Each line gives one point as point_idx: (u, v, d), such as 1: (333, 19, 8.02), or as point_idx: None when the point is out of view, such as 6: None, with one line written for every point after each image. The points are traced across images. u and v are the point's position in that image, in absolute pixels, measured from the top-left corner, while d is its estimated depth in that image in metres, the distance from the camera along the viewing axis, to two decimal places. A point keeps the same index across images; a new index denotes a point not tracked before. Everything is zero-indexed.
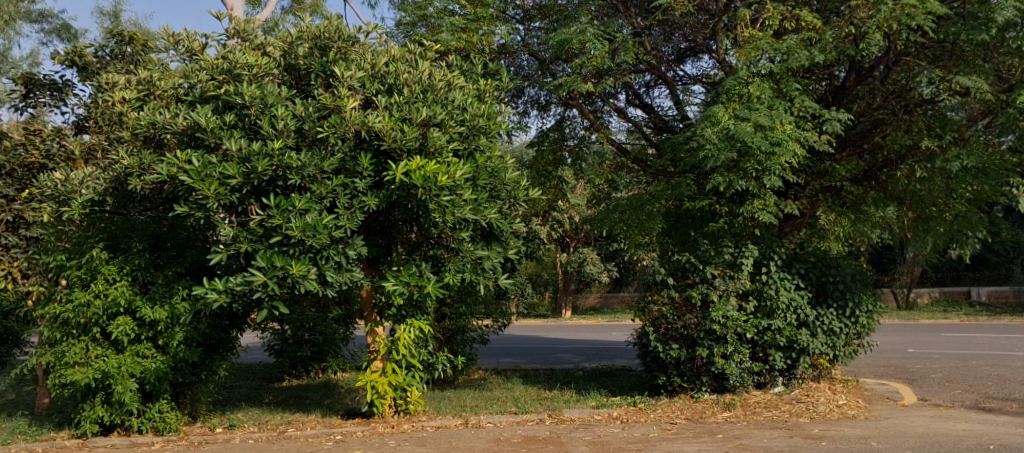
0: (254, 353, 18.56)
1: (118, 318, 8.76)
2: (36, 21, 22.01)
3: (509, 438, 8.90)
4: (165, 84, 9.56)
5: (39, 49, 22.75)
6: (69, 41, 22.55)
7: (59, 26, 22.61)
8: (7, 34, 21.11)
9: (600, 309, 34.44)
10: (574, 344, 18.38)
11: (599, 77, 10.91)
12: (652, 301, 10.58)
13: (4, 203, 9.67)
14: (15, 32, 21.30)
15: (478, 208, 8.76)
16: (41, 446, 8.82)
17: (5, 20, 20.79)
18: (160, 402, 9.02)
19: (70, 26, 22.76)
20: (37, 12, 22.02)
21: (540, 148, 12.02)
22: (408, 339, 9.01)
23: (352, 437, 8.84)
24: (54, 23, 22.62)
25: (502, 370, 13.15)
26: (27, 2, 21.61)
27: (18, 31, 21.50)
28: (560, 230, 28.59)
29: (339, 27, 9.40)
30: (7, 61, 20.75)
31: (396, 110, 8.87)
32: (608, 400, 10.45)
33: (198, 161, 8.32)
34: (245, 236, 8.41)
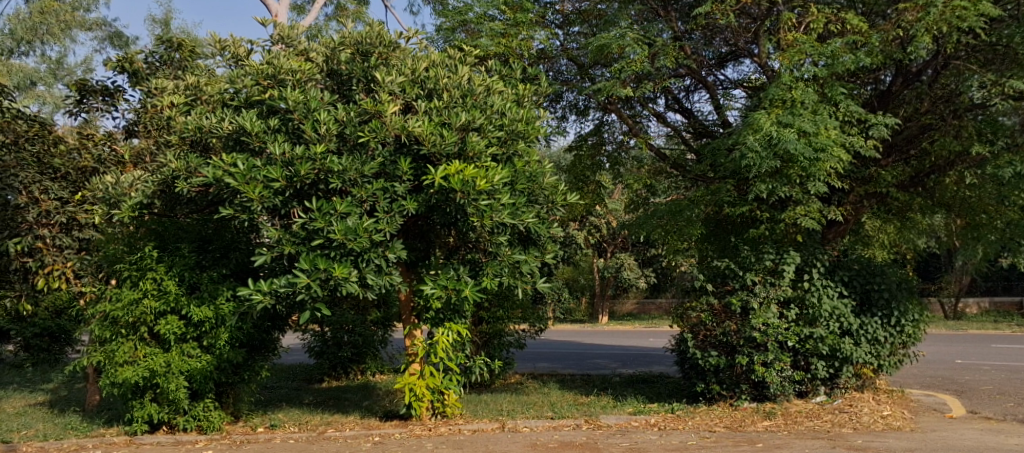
0: (294, 354, 18.80)
1: (165, 318, 8.96)
2: (90, 29, 22.58)
3: (546, 443, 8.92)
4: (211, 90, 9.75)
5: (93, 56, 23.41)
6: (123, 49, 23.18)
7: (112, 34, 23.20)
8: (63, 42, 21.76)
9: (636, 316, 34.31)
10: (611, 350, 18.25)
11: (638, 81, 10.88)
12: (692, 307, 10.46)
13: (58, 205, 9.87)
14: (71, 41, 21.93)
15: (517, 213, 8.80)
16: (91, 442, 9.05)
17: (61, 29, 21.43)
18: (205, 401, 9.20)
19: (122, 33, 23.37)
20: (92, 21, 22.63)
21: (579, 153, 12.05)
22: (446, 343, 9.05)
23: (390, 439, 8.93)
24: (108, 31, 23.26)
25: (539, 375, 13.12)
26: (83, 10, 22.11)
27: (75, 39, 22.13)
28: (597, 235, 28.50)
29: (381, 33, 9.48)
30: (62, 68, 21.39)
31: (435, 115, 8.97)
32: (646, 407, 10.40)
33: (243, 164, 8.50)
34: (288, 239, 8.51)
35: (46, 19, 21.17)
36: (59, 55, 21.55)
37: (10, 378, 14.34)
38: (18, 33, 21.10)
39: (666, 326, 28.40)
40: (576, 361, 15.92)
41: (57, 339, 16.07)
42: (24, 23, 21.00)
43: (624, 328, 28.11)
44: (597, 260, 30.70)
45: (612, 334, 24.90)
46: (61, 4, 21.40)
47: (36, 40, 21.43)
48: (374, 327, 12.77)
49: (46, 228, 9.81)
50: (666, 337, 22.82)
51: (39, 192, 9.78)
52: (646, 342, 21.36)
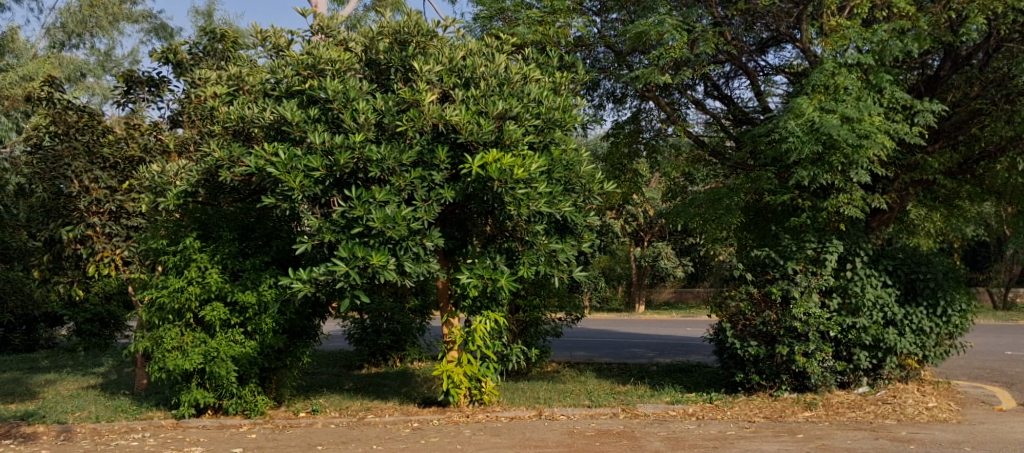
0: (335, 340, 19.05)
1: (210, 304, 9.09)
2: (137, 21, 23.04)
3: (583, 431, 8.95)
4: (253, 80, 9.81)
5: (139, 48, 23.85)
6: (168, 40, 23.57)
7: (157, 26, 23.65)
8: (110, 34, 22.21)
9: (675, 304, 34.13)
10: (648, 339, 18.16)
11: (677, 68, 10.76)
12: (731, 296, 10.34)
13: (108, 194, 9.93)
14: (118, 33, 22.39)
15: (554, 201, 8.82)
16: (140, 424, 9.27)
17: (109, 21, 21.86)
18: (249, 386, 9.35)
19: (167, 25, 23.79)
20: (138, 13, 23.05)
21: (616, 140, 11.84)
22: (484, 331, 9.11)
23: (428, 425, 9.03)
24: (153, 22, 23.68)
25: (575, 363, 13.11)
26: (130, 3, 22.53)
27: (121, 31, 22.56)
28: (635, 223, 28.32)
29: (419, 22, 9.52)
30: (110, 59, 21.86)
31: (472, 104, 8.98)
32: (684, 396, 10.34)
33: (284, 153, 8.60)
34: (328, 227, 8.58)
35: (95, 12, 21.57)
36: (108, 47, 22.01)
37: (63, 362, 14.73)
38: (69, 26, 21.60)
39: (706, 315, 28.20)
40: (613, 350, 15.88)
41: (107, 323, 16.21)
42: (74, 16, 21.47)
43: (662, 317, 27.98)
44: (634, 249, 30.55)
45: (651, 323, 24.76)
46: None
47: (85, 32, 21.89)
48: (413, 314, 12.88)
49: (96, 216, 9.91)
50: (704, 326, 22.67)
51: (89, 181, 9.85)
52: (685, 330, 21.21)
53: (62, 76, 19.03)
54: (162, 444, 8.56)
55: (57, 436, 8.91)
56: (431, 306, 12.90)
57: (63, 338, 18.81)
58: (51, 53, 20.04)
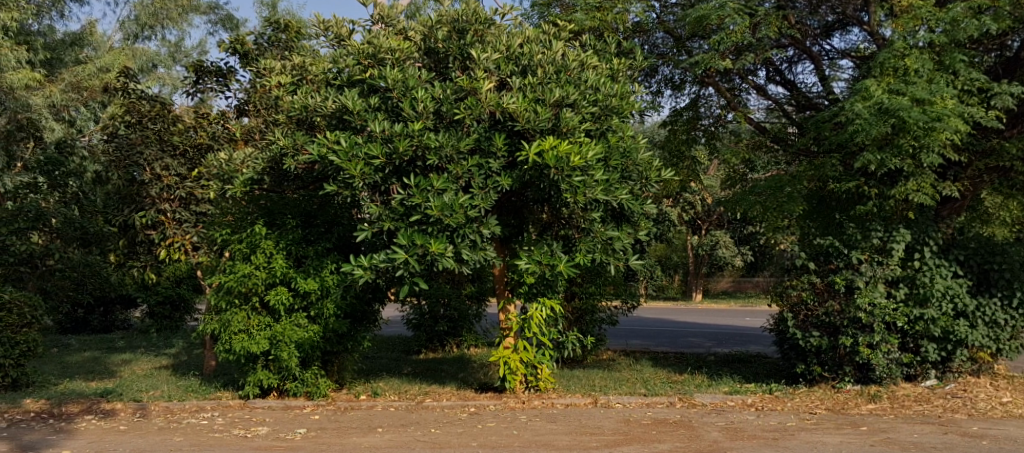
0: (392, 326, 19.33)
1: (275, 288, 9.27)
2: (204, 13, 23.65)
3: (639, 420, 8.92)
4: (316, 70, 9.96)
5: (207, 39, 24.46)
6: (235, 31, 24.13)
7: (223, 17, 24.23)
8: (179, 26, 22.82)
9: (732, 294, 33.71)
10: (706, 329, 17.95)
11: (738, 53, 10.59)
12: (793, 285, 10.12)
13: (177, 181, 10.19)
14: (186, 24, 22.98)
15: (610, 189, 8.78)
16: (209, 404, 9.57)
17: (178, 13, 22.48)
18: (312, 369, 9.56)
19: (233, 16, 24.36)
20: (206, 6, 23.63)
21: (673, 128, 11.74)
22: (540, 318, 9.16)
23: (485, 410, 9.12)
24: (220, 14, 24.25)
25: (631, 351, 13.02)
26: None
27: (189, 23, 23.16)
28: (692, 212, 27.97)
29: (477, 10, 9.49)
30: (180, 51, 22.46)
31: (530, 91, 8.99)
32: (743, 386, 10.21)
33: (345, 142, 8.74)
34: (388, 215, 8.70)
35: (165, 5, 22.16)
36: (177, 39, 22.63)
37: (138, 343, 15.32)
38: (141, 18, 22.27)
39: (765, 305, 27.83)
40: (669, 339, 15.73)
41: (178, 306, 16.96)
42: (147, 8, 22.10)
43: (720, 306, 27.66)
44: (691, 237, 30.20)
45: (707, 312, 24.56)
46: None
47: (156, 24, 22.52)
48: (469, 301, 12.98)
49: (167, 203, 10.23)
50: (763, 316, 22.31)
51: (160, 168, 10.13)
52: (741, 320, 20.99)
53: (135, 68, 19.55)
54: (230, 424, 8.85)
55: (133, 413, 9.28)
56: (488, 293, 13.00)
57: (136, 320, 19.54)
58: (125, 45, 20.66)
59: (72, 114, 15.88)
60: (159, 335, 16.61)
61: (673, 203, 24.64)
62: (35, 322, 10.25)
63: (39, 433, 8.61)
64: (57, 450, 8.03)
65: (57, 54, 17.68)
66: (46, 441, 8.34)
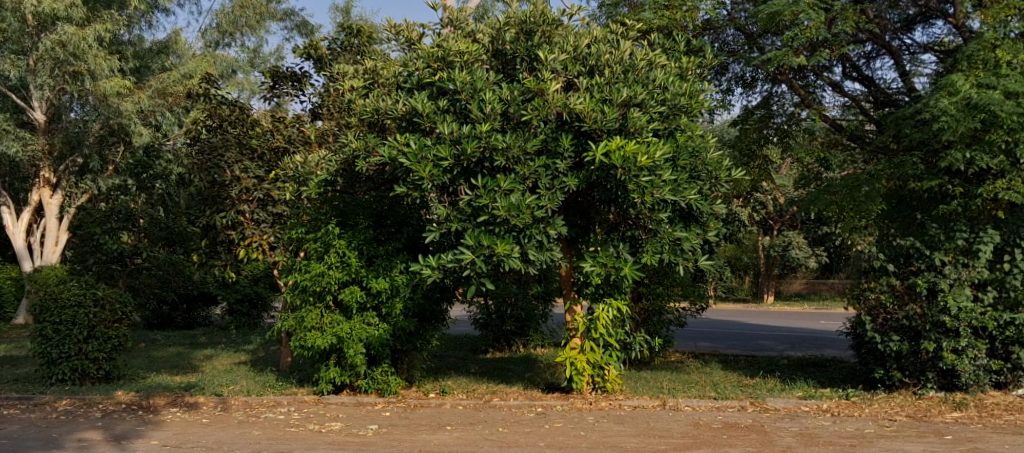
0: (460, 325, 19.59)
1: (348, 288, 9.52)
2: (281, 20, 24.42)
3: (710, 423, 8.78)
4: (387, 73, 10.15)
5: (284, 45, 25.21)
6: (310, 37, 24.83)
7: (298, 23, 24.99)
8: (257, 33, 23.52)
9: (806, 296, 32.98)
10: (779, 332, 17.58)
11: (812, 49, 10.41)
12: (870, 288, 9.83)
13: (256, 183, 10.55)
14: (264, 32, 23.74)
15: (679, 189, 8.70)
16: (285, 399, 9.88)
17: (256, 20, 23.23)
18: (383, 367, 9.76)
19: (307, 22, 25.08)
20: (282, 13, 24.40)
21: (743, 126, 11.47)
22: (607, 319, 9.14)
23: (552, 410, 9.15)
24: (295, 20, 25.00)
25: (701, 354, 12.83)
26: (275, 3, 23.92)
27: (267, 30, 23.85)
28: (763, 212, 27.48)
29: (545, 12, 9.55)
30: (258, 57, 23.19)
31: (597, 92, 8.97)
32: (818, 391, 9.96)
33: (415, 144, 8.84)
34: (455, 216, 8.81)
35: (245, 12, 22.84)
36: (255, 46, 23.44)
37: (220, 339, 15.92)
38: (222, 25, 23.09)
39: (841, 307, 27.14)
40: (740, 341, 15.43)
41: (256, 304, 17.66)
42: (227, 16, 22.78)
43: (794, 309, 27.07)
44: (763, 238, 29.73)
45: (779, 314, 24.11)
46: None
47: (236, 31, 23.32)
48: (536, 301, 13.02)
49: (246, 204, 10.60)
50: (838, 320, 21.73)
51: (240, 170, 10.52)
52: (813, 323, 20.45)
53: (218, 74, 20.18)
54: (305, 419, 9.11)
55: (215, 407, 9.67)
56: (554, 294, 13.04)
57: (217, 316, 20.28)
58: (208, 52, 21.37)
59: (159, 119, 17.65)
60: (239, 332, 17.22)
61: (743, 202, 24.26)
62: (125, 318, 10.77)
63: (129, 423, 9.05)
64: (145, 440, 8.42)
65: (145, 62, 18.56)
66: (135, 431, 8.76)
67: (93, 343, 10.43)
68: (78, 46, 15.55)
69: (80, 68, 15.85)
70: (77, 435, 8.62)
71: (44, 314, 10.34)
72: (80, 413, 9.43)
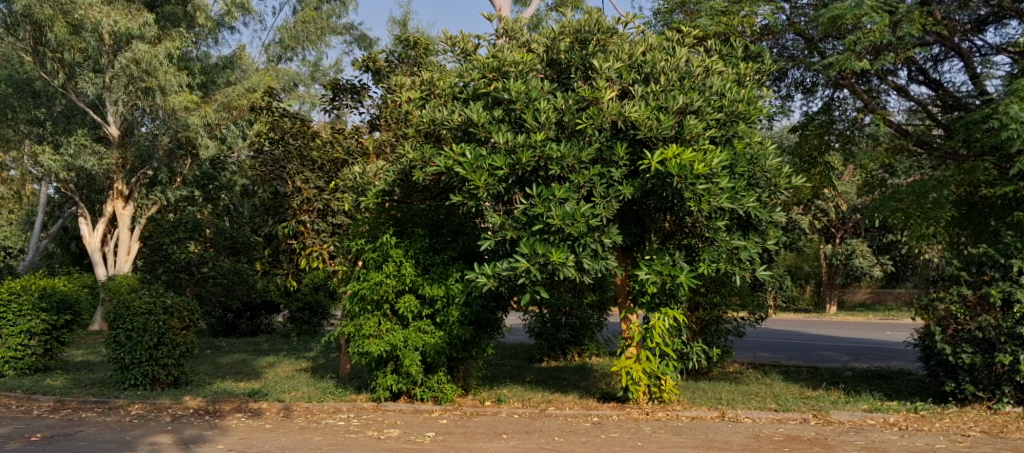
0: (514, 333, 19.68)
1: (404, 296, 9.65)
2: (341, 34, 24.98)
3: (770, 436, 8.60)
4: (443, 84, 10.25)
5: (343, 58, 25.73)
6: (368, 50, 25.32)
7: (358, 37, 25.52)
8: (319, 47, 24.07)
9: (871, 306, 32.11)
10: (841, 342, 17.10)
11: (875, 52, 10.34)
12: (940, 298, 9.51)
13: (316, 193, 10.80)
14: (325, 46, 24.30)
15: (736, 197, 8.58)
16: (345, 406, 10.05)
17: (318, 35, 23.79)
18: (439, 375, 9.86)
19: (366, 36, 25.59)
20: (343, 27, 24.95)
21: (805, 132, 11.47)
22: (662, 328, 9.12)
23: (608, 420, 9.09)
24: (354, 34, 25.53)
25: (760, 365, 12.53)
26: (336, 17, 24.48)
27: (328, 44, 24.42)
28: (825, 220, 26.88)
29: (599, 20, 9.51)
30: (318, 70, 23.69)
31: (652, 99, 8.93)
32: (884, 404, 9.68)
33: (471, 153, 8.87)
34: (511, 224, 8.82)
35: (307, 27, 23.39)
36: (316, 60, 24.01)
37: (284, 346, 16.30)
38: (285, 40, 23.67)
39: (908, 317, 26.34)
40: (801, 352, 15.04)
41: (317, 312, 17.85)
42: (289, 31, 23.20)
43: (859, 318, 26.35)
44: (825, 246, 29.11)
45: (841, 324, 23.52)
46: (318, 13, 23.79)
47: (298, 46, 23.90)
48: (591, 310, 12.97)
49: (307, 214, 10.86)
50: (905, 329, 21.08)
51: (301, 182, 10.80)
52: (876, 333, 19.88)
53: (282, 88, 20.75)
54: (365, 425, 9.25)
55: (278, 413, 9.89)
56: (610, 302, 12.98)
57: (280, 324, 20.76)
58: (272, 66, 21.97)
59: (223, 132, 17.99)
60: (299, 338, 17.61)
61: (803, 210, 23.79)
62: (192, 325, 11.13)
63: (197, 428, 9.33)
64: (212, 444, 8.67)
65: (210, 77, 19.05)
66: (203, 436, 9.01)
67: (163, 350, 10.81)
68: (150, 63, 16.31)
69: (151, 84, 16.63)
70: (149, 438, 8.92)
71: (117, 321, 10.76)
72: (151, 417, 9.77)
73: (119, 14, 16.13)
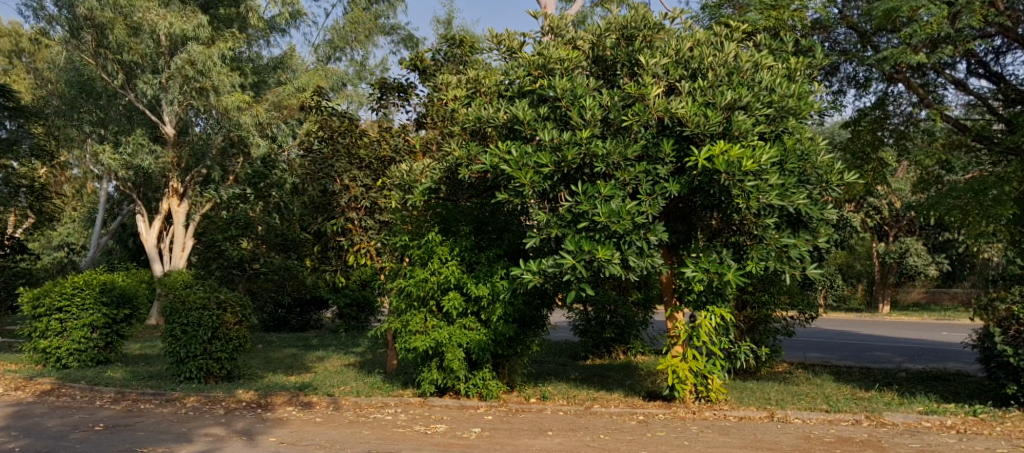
0: (558, 330, 19.70)
1: (449, 293, 9.71)
2: (388, 34, 25.20)
3: (822, 437, 8.43)
4: (489, 82, 10.28)
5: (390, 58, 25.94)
6: (414, 50, 25.50)
7: (404, 37, 25.74)
8: (367, 47, 24.34)
9: (926, 306, 31.27)
10: (894, 343, 16.73)
11: (933, 46, 10.09)
12: (1000, 298, 9.25)
13: (363, 191, 10.95)
14: (373, 46, 24.55)
15: (786, 194, 8.44)
16: (392, 401, 10.15)
17: (366, 35, 24.05)
18: (483, 371, 9.93)
19: (413, 36, 25.78)
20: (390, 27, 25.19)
21: (857, 128, 11.21)
22: (709, 327, 9.06)
23: (654, 419, 9.02)
24: (401, 34, 25.76)
25: (810, 365, 12.29)
26: (383, 18, 24.73)
27: (376, 44, 24.67)
28: (878, 217, 26.30)
29: (645, 16, 9.49)
30: (365, 70, 23.96)
31: (699, 95, 8.80)
32: (941, 407, 9.42)
33: (516, 151, 8.88)
34: (556, 222, 8.78)
35: (356, 28, 23.62)
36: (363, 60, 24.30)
37: (332, 341, 16.56)
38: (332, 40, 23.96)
39: (964, 317, 25.61)
40: (853, 352, 14.72)
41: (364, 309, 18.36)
42: (339, 31, 23.47)
43: (913, 318, 25.70)
44: (877, 244, 28.55)
45: (894, 324, 22.94)
46: (367, 14, 24.03)
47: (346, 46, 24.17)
48: (636, 308, 12.90)
49: (354, 212, 11.07)
50: (962, 330, 20.52)
51: (349, 180, 10.95)
52: (932, 333, 19.35)
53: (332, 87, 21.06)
54: (412, 420, 9.33)
55: (327, 406, 10.06)
56: (655, 301, 12.90)
57: (329, 320, 21.08)
58: (323, 67, 22.29)
59: (274, 130, 18.10)
60: (347, 333, 17.90)
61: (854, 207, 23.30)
62: (244, 320, 11.38)
63: (249, 420, 9.52)
64: (265, 436, 8.83)
65: (262, 77, 19.23)
66: (255, 428, 9.20)
67: (217, 344, 11.08)
68: (205, 64, 16.78)
69: (205, 84, 17.06)
70: (203, 430, 9.13)
71: (173, 316, 11.08)
72: (206, 409, 10.01)
73: (174, 17, 16.62)
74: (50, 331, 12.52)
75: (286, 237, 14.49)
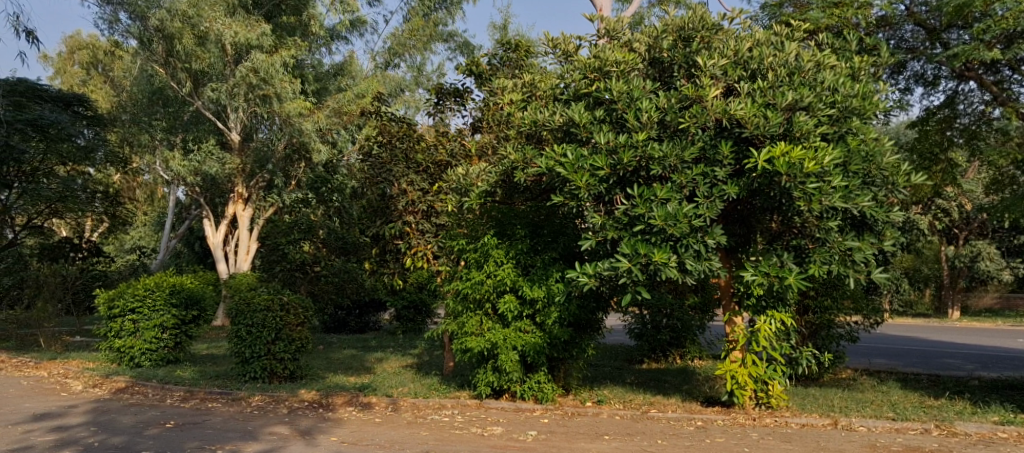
0: (615, 334, 19.58)
1: (505, 296, 9.76)
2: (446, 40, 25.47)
3: (888, 445, 8.18)
4: (544, 86, 10.32)
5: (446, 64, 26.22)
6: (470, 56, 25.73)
7: (461, 43, 25.99)
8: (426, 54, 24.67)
9: (1000, 312, 30.11)
10: (965, 350, 16.15)
11: (1009, 42, 9.76)
12: None
13: (420, 195, 11.08)
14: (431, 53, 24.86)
15: (850, 196, 8.22)
16: (449, 402, 10.21)
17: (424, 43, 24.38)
18: (539, 374, 9.92)
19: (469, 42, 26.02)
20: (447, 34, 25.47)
21: (924, 128, 10.97)
22: (769, 331, 8.93)
23: (713, 425, 8.89)
24: (458, 41, 26.00)
25: (876, 371, 11.95)
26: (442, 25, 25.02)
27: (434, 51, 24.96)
28: (947, 220, 25.47)
29: (703, 16, 9.40)
30: (423, 75, 24.25)
31: (759, 96, 8.61)
32: (1016, 417, 9.05)
33: (572, 154, 8.86)
34: (611, 224, 8.70)
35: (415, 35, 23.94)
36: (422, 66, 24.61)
37: (391, 343, 16.77)
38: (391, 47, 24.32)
39: None
40: (922, 359, 14.25)
41: (421, 311, 18.63)
42: (398, 38, 23.80)
43: (986, 325, 24.77)
44: (946, 248, 27.67)
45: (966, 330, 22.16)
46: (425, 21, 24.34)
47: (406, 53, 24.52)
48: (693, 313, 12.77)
49: (412, 215, 11.19)
50: None
51: (406, 184, 11.11)
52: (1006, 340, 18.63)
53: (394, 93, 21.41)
54: (469, 422, 9.39)
55: (386, 407, 10.19)
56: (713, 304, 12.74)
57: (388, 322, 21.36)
58: (384, 73, 22.63)
59: (335, 136, 18.28)
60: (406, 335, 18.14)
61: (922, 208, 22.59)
62: (306, 322, 11.62)
63: (311, 420, 9.71)
64: (326, 436, 8.98)
65: (324, 84, 19.60)
66: (318, 427, 9.37)
67: (279, 345, 11.32)
68: (268, 71, 17.26)
69: (269, 91, 17.50)
70: (268, 428, 9.34)
71: (239, 317, 11.39)
72: (270, 409, 10.24)
73: (239, 25, 17.18)
74: (124, 331, 13.00)
75: (347, 240, 14.75)
